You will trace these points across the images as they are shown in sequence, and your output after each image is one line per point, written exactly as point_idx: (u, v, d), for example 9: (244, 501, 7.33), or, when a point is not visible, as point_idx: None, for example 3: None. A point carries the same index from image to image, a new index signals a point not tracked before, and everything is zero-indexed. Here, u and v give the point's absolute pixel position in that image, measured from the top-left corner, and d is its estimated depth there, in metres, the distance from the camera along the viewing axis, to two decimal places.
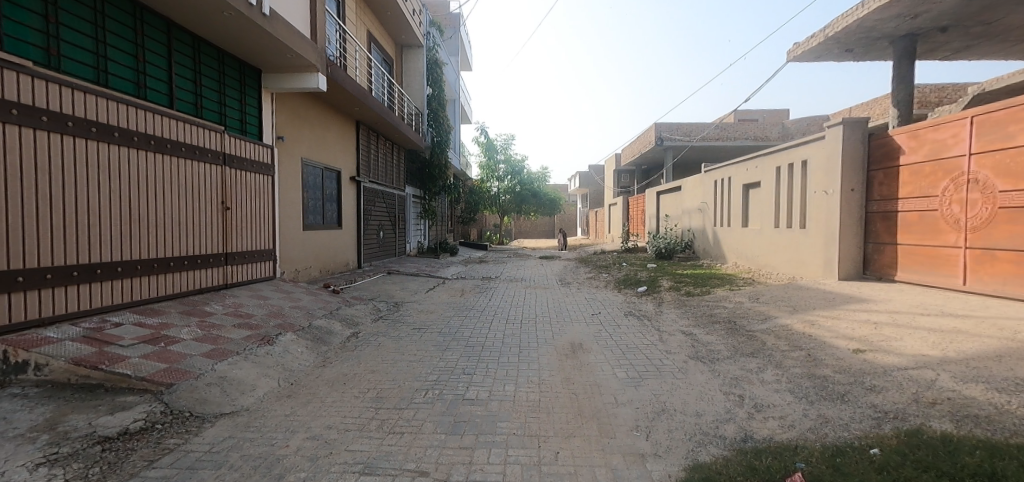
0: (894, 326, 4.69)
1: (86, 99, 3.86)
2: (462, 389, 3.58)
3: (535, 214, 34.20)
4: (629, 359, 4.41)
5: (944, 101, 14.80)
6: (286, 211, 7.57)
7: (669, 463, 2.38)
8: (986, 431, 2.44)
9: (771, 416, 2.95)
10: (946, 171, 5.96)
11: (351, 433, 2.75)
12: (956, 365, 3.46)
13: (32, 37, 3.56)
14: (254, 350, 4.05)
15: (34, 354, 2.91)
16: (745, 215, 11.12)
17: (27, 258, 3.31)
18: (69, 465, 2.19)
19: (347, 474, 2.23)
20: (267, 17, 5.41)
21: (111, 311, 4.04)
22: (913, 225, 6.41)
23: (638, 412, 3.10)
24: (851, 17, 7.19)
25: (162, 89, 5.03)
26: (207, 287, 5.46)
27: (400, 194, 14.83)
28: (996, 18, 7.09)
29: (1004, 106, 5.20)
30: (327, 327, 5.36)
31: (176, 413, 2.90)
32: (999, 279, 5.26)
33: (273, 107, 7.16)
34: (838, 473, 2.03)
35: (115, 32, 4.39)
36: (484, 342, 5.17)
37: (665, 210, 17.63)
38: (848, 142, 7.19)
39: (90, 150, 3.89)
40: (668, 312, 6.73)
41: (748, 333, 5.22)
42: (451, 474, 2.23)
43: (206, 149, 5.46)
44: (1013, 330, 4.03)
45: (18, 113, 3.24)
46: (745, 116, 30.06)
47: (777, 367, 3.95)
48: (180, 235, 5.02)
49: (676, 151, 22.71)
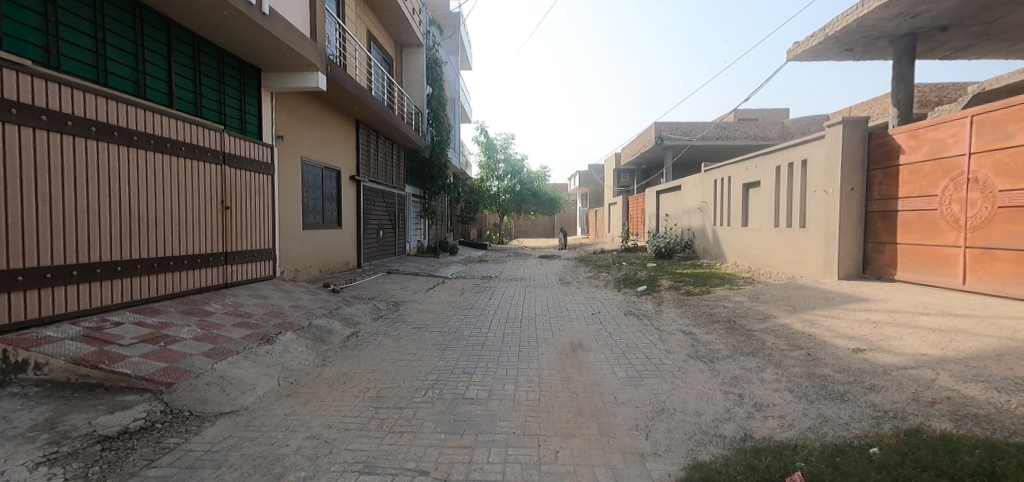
0: (893, 325, 4.69)
1: (86, 99, 3.85)
2: (462, 389, 3.58)
3: (535, 214, 34.14)
4: (629, 359, 4.42)
5: (944, 101, 14.80)
6: (286, 211, 7.56)
7: (669, 462, 2.38)
8: (985, 430, 2.44)
9: (771, 415, 2.95)
10: (945, 170, 5.96)
11: (351, 432, 2.76)
12: (955, 365, 3.46)
13: (31, 36, 3.56)
14: (254, 350, 4.05)
15: (34, 354, 2.91)
16: (745, 214, 11.12)
17: (27, 258, 3.31)
18: (69, 464, 2.19)
19: (347, 473, 2.23)
20: (267, 16, 5.41)
21: (111, 311, 4.04)
22: (913, 225, 6.41)
23: (638, 411, 3.10)
24: (851, 16, 7.19)
25: (162, 89, 5.02)
26: (207, 286, 5.46)
27: (400, 194, 14.82)
28: (996, 17, 7.09)
29: (1004, 105, 5.20)
30: (326, 326, 5.36)
31: (176, 413, 2.90)
32: (998, 278, 5.26)
33: (273, 106, 7.15)
34: (837, 472, 2.03)
35: (115, 31, 4.38)
36: (484, 342, 5.17)
37: (665, 210, 17.61)
38: (848, 141, 7.19)
39: (90, 150, 3.89)
40: (668, 312, 6.73)
41: (748, 332, 5.22)
42: (450, 473, 2.23)
43: (206, 148, 5.45)
44: (1012, 330, 4.03)
45: (17, 113, 3.24)
46: (745, 115, 30.06)
47: (776, 367, 3.95)
48: (180, 234, 5.01)
49: (675, 151, 22.70)
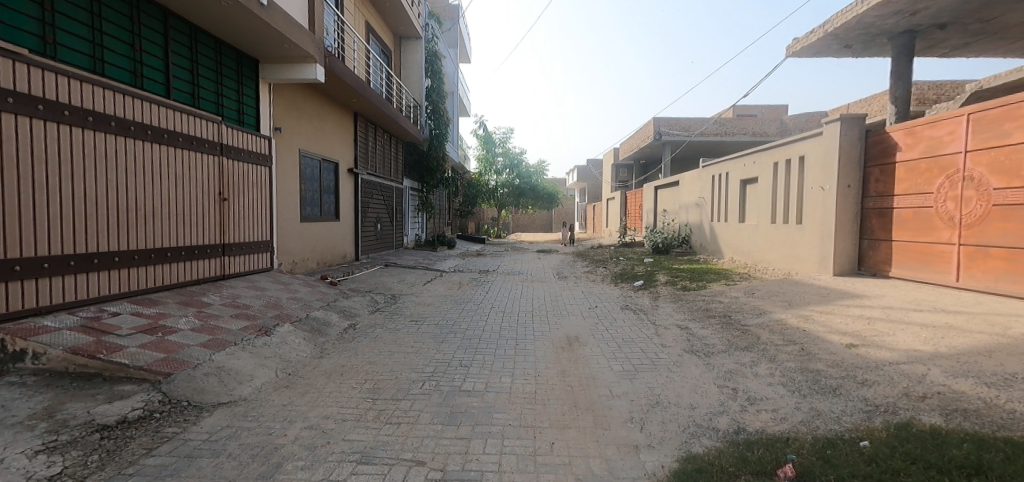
0: (886, 321, 4.74)
1: (83, 88, 3.82)
2: (458, 381, 3.59)
3: (534, 208, 34.13)
4: (625, 352, 4.46)
5: (941, 98, 14.87)
6: (284, 204, 7.57)
7: (662, 453, 2.42)
8: (974, 424, 2.49)
9: (764, 409, 2.99)
10: (941, 168, 5.99)
11: (348, 423, 2.78)
12: (946, 361, 3.51)
13: (27, 24, 3.52)
14: (252, 341, 4.07)
15: (32, 343, 2.89)
16: (742, 210, 11.16)
17: (24, 247, 3.30)
18: (68, 453, 2.21)
19: (344, 463, 2.25)
20: (266, 7, 5.36)
21: (107, 302, 4.04)
22: (908, 222, 6.45)
23: (633, 404, 3.13)
24: (851, 13, 7.16)
25: (159, 79, 4.98)
26: (205, 277, 5.48)
27: (399, 187, 14.86)
28: (995, 15, 7.08)
29: (1001, 104, 5.22)
30: (324, 318, 5.38)
31: (175, 403, 2.92)
32: (992, 276, 5.30)
33: (269, 96, 7.08)
34: (826, 464, 2.07)
35: (112, 21, 4.34)
36: (481, 335, 5.17)
37: (664, 206, 17.59)
38: (846, 138, 7.21)
39: (87, 141, 3.86)
40: (665, 306, 6.78)
41: (743, 327, 5.27)
42: (447, 463, 2.26)
43: (204, 140, 5.42)
44: (1004, 327, 4.07)
45: (13, 101, 3.21)
46: (744, 112, 30.28)
47: (771, 361, 4.00)
48: (178, 224, 5.01)
49: (674, 146, 22.67)
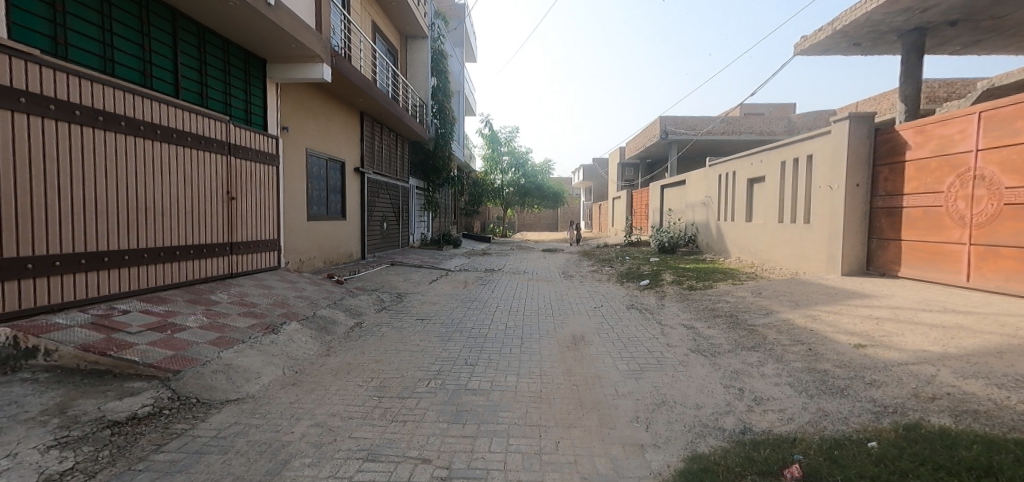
0: (895, 321, 4.69)
1: (93, 88, 3.87)
2: (464, 380, 3.60)
3: (539, 208, 34.14)
4: (630, 352, 4.44)
5: (952, 97, 14.67)
6: (291, 203, 7.61)
7: (668, 453, 2.41)
8: (984, 426, 2.46)
9: (771, 409, 2.97)
10: (952, 167, 5.91)
11: (353, 421, 2.80)
12: (956, 361, 3.46)
13: (39, 25, 3.58)
14: (259, 339, 4.10)
15: (43, 340, 2.94)
16: (748, 208, 11.09)
17: (36, 245, 3.36)
18: (79, 448, 2.25)
19: (350, 460, 2.27)
20: (272, 7, 5.38)
21: (117, 300, 4.09)
22: (917, 222, 6.38)
23: (639, 404, 3.13)
24: (860, 10, 7.08)
25: (168, 79, 5.03)
26: (213, 276, 5.53)
27: (405, 187, 14.89)
28: (1007, 12, 6.98)
29: (1013, 101, 5.13)
30: (330, 317, 5.42)
31: (184, 399, 2.96)
32: (1001, 276, 5.25)
33: (276, 95, 7.11)
34: (834, 464, 2.06)
35: (122, 21, 4.39)
36: (486, 334, 5.17)
37: (670, 205, 17.51)
38: (854, 136, 7.13)
39: (98, 140, 3.91)
40: (671, 306, 6.74)
41: (749, 327, 5.23)
42: (452, 462, 2.27)
43: (211, 139, 5.47)
44: (1015, 327, 4.01)
45: (25, 101, 3.26)
46: (750, 111, 30.04)
47: (777, 361, 3.97)
48: (186, 223, 5.06)
49: (680, 145, 22.53)
